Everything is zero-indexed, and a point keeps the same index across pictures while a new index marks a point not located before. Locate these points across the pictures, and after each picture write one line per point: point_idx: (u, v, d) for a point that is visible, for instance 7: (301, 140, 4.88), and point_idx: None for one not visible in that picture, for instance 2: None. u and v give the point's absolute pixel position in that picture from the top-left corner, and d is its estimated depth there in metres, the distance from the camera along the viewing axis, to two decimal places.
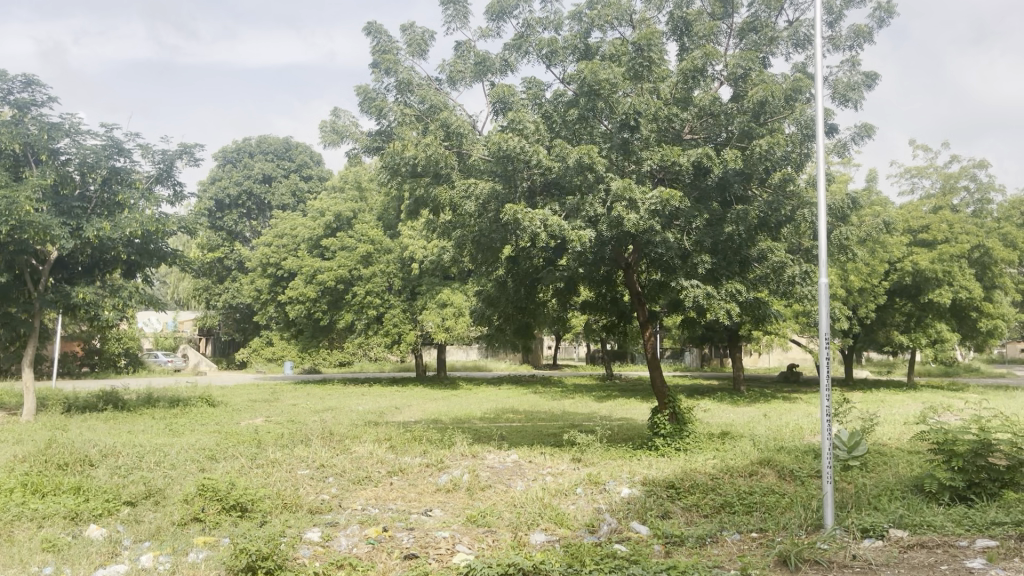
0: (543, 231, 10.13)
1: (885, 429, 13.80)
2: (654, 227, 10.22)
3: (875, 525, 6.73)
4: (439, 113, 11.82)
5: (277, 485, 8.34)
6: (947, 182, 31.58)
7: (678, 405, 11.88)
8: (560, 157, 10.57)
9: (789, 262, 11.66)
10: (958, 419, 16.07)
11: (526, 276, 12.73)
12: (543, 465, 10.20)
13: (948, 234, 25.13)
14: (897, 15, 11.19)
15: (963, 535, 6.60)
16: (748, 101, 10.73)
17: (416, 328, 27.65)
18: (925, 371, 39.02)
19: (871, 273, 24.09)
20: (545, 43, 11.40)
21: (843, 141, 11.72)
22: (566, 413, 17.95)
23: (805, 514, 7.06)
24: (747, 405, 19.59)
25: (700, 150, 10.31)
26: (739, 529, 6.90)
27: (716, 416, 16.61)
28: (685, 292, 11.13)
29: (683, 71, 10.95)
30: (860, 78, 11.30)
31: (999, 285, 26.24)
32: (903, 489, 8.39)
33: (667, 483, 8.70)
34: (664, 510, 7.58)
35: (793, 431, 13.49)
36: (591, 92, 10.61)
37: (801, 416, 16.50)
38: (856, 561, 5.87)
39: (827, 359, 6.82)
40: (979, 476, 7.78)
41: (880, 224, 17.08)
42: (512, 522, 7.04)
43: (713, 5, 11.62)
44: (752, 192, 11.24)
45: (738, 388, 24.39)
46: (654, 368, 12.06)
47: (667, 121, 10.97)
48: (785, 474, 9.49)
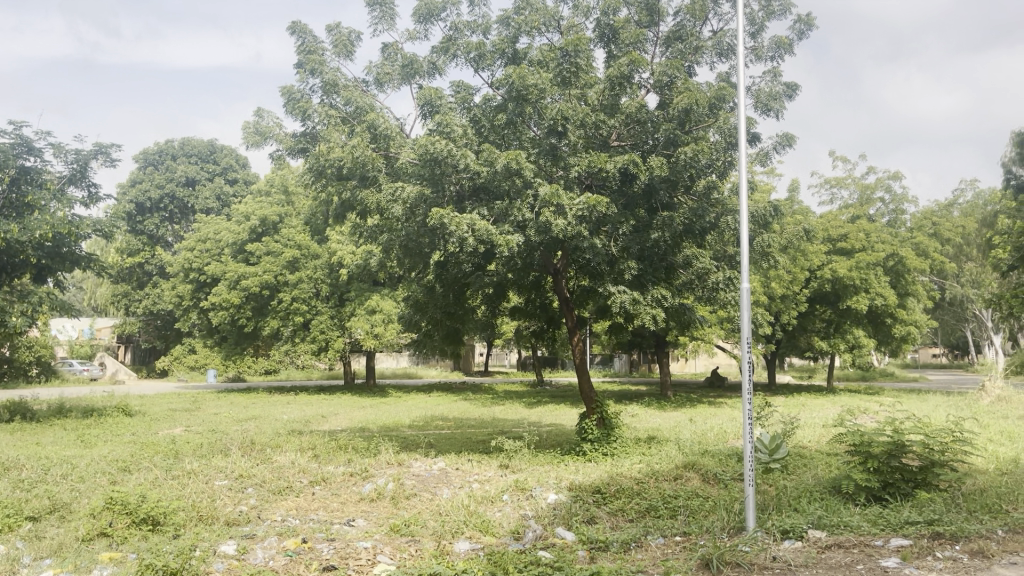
0: (470, 235, 9.99)
1: (805, 432, 14.14)
2: (581, 234, 10.25)
3: (794, 526, 6.85)
4: (366, 115, 11.60)
5: (191, 497, 8.01)
6: (864, 193, 32.69)
7: (605, 411, 11.94)
8: (488, 162, 10.49)
9: (712, 269, 11.87)
10: (875, 422, 16.57)
11: (455, 281, 12.53)
12: (470, 472, 10.09)
13: (865, 242, 25.99)
14: (816, 28, 11.50)
15: (878, 534, 6.75)
16: (673, 108, 10.90)
17: (344, 335, 27.06)
18: (844, 376, 40.20)
19: (793, 280, 24.64)
20: (472, 47, 11.41)
21: (764, 150, 11.98)
22: (496, 419, 17.86)
23: (727, 517, 7.12)
24: (673, 411, 19.79)
25: (626, 157, 10.36)
26: (663, 533, 6.91)
27: (643, 421, 16.77)
28: (612, 298, 11.08)
29: (610, 78, 10.95)
30: (781, 89, 11.58)
31: (911, 292, 27.27)
32: (822, 490, 8.57)
33: (593, 488, 8.68)
34: (590, 515, 7.56)
35: (716, 435, 13.71)
36: (519, 97, 10.67)
37: (725, 421, 16.74)
38: (776, 563, 5.93)
39: (748, 363, 6.87)
40: (894, 476, 8.04)
41: (801, 232, 17.54)
42: (436, 531, 6.91)
43: (639, 14, 11.78)
44: (677, 200, 11.43)
45: (665, 394, 24.62)
46: (582, 375, 12.06)
47: (594, 128, 10.98)
48: (708, 477, 9.62)
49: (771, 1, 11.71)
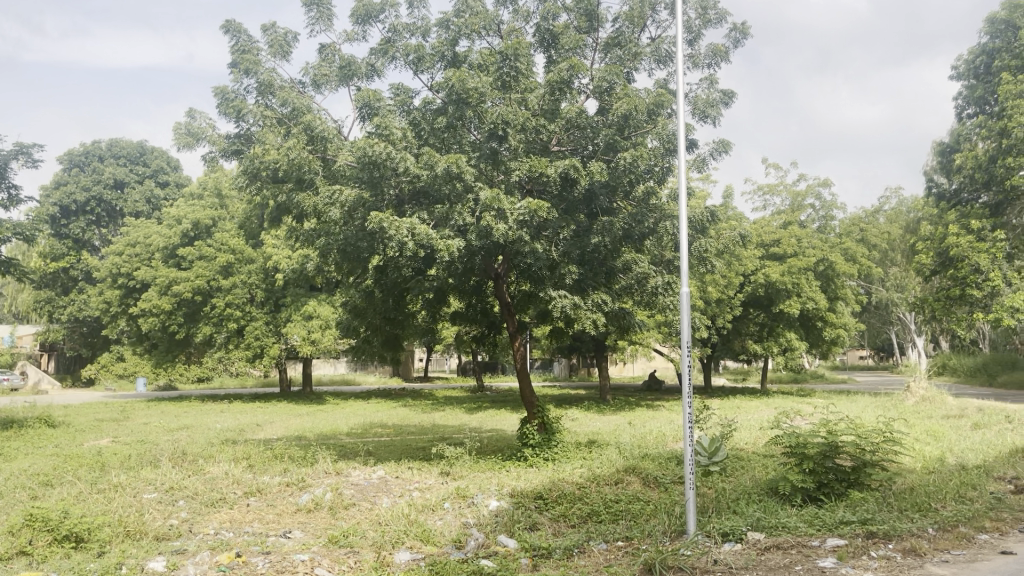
0: (410, 240, 9.85)
1: (741, 434, 14.38)
2: (522, 238, 10.20)
3: (734, 529, 6.90)
4: (302, 117, 11.31)
5: (118, 512, 7.69)
6: (796, 200, 33.49)
7: (546, 416, 11.93)
8: (428, 165, 10.35)
9: (651, 273, 11.95)
10: (808, 422, 16.93)
11: (395, 287, 12.35)
12: (410, 480, 9.94)
13: (796, 248, 26.64)
14: (751, 37, 11.71)
15: (814, 535, 6.86)
16: (613, 114, 10.97)
17: (279, 342, 26.49)
18: (776, 378, 41.15)
19: (728, 285, 25.06)
20: (412, 49, 11.30)
21: (701, 157, 12.14)
22: (435, 425, 17.70)
23: (668, 521, 7.16)
24: (612, 415, 19.89)
25: (567, 162, 10.37)
26: (606, 539, 6.90)
27: (583, 425, 16.82)
28: (552, 302, 11.09)
29: (549, 82, 10.97)
30: (717, 96, 11.76)
31: (841, 296, 28.03)
32: (759, 492, 8.67)
33: (535, 494, 8.63)
34: (532, 522, 7.51)
35: (655, 438, 13.84)
36: (460, 100, 10.62)
37: (663, 423, 16.93)
38: (717, 566, 5.96)
39: (688, 367, 6.90)
40: (827, 477, 8.19)
41: (736, 237, 17.81)
42: (375, 542, 6.77)
43: (578, 20, 11.82)
44: (616, 205, 11.51)
45: (604, 398, 24.72)
46: (523, 380, 12.02)
47: (534, 133, 10.96)
48: (649, 481, 9.67)
49: (708, 9, 11.88)
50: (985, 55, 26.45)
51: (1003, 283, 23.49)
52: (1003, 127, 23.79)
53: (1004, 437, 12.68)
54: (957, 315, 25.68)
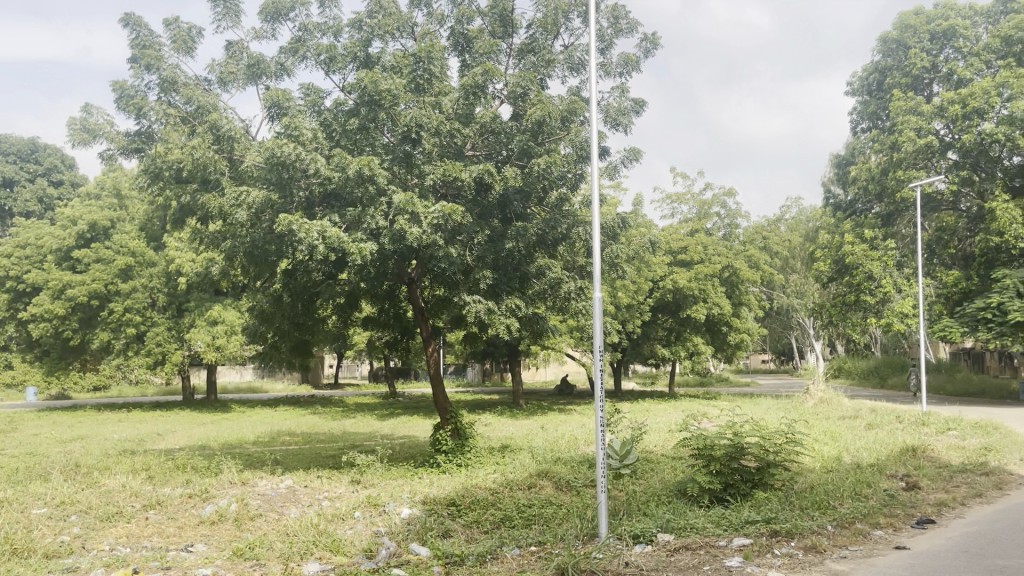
0: (321, 243, 9.64)
1: (650, 437, 14.64)
2: (436, 242, 10.13)
3: (645, 531, 6.99)
4: (207, 115, 10.96)
5: (3, 529, 7.23)
6: (702, 208, 34.45)
7: (459, 421, 11.86)
8: (339, 167, 10.18)
9: (564, 279, 12.10)
10: (714, 425, 17.37)
11: (304, 291, 12.07)
12: (319, 489, 9.71)
13: (703, 255, 27.41)
14: (660, 47, 11.99)
15: (721, 535, 7.02)
16: (526, 119, 11.05)
17: (182, 348, 25.53)
18: (683, 381, 42.18)
19: (638, 290, 25.55)
20: (323, 49, 11.08)
21: (613, 164, 12.34)
22: (346, 433, 17.39)
23: (581, 524, 7.21)
24: (524, 419, 19.96)
25: (481, 166, 10.38)
26: (519, 544, 6.89)
27: (496, 430, 16.79)
28: (467, 307, 11.03)
29: (463, 87, 10.92)
30: (629, 104, 11.97)
31: (744, 302, 28.92)
32: (668, 494, 8.82)
33: (448, 501, 8.55)
34: (445, 529, 7.43)
35: (567, 442, 13.94)
36: (372, 102, 10.52)
37: (575, 427, 17.09)
38: (628, 569, 6.02)
39: (600, 372, 6.94)
40: (734, 477, 8.39)
41: (646, 244, 18.19)
42: (283, 553, 6.57)
43: (492, 24, 11.84)
44: (530, 211, 11.57)
45: (518, 402, 24.75)
46: (436, 386, 11.92)
47: (448, 137, 10.88)
48: (562, 485, 9.72)
49: (619, 19, 12.09)
50: (878, 73, 27.89)
51: (893, 289, 24.73)
52: (893, 141, 25.09)
53: (895, 437, 13.29)
54: (852, 320, 26.84)
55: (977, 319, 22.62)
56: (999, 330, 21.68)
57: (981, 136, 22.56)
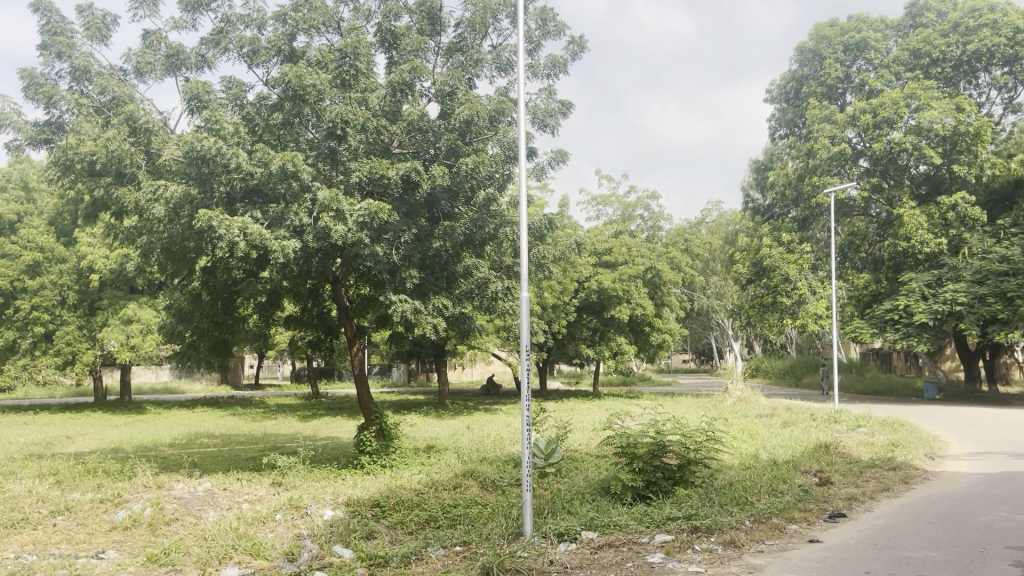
0: (242, 240, 9.41)
1: (575, 436, 14.78)
2: (361, 241, 10.00)
3: (568, 529, 7.06)
4: (123, 106, 10.61)
5: None
6: (627, 210, 35.01)
7: (384, 422, 11.74)
8: (262, 163, 9.98)
9: (491, 278, 12.10)
10: (637, 423, 17.67)
11: (224, 289, 11.75)
12: (239, 492, 9.47)
13: (627, 257, 27.86)
14: (588, 50, 12.10)
15: (644, 532, 7.14)
16: (454, 119, 11.01)
17: (94, 348, 24.59)
18: (607, 381, 42.79)
19: (563, 291, 25.75)
20: (247, 42, 10.80)
21: (540, 165, 12.41)
22: (267, 434, 17.02)
23: (505, 523, 7.23)
24: (450, 418, 19.89)
25: (409, 165, 10.31)
26: (444, 544, 6.86)
27: (422, 430, 16.68)
28: (393, 306, 10.92)
29: (390, 84, 10.85)
30: (556, 106, 12.05)
31: (666, 303, 29.50)
32: (592, 492, 8.92)
33: (372, 502, 8.46)
34: (369, 530, 7.35)
35: (493, 441, 13.96)
36: (296, 96, 10.34)
37: (500, 427, 17.14)
38: (553, 567, 6.06)
39: (526, 372, 6.96)
40: (656, 475, 8.53)
41: (572, 245, 18.38)
42: (200, 558, 6.39)
43: (420, 22, 11.75)
44: (458, 210, 11.54)
45: (444, 402, 24.65)
46: (361, 386, 11.78)
47: (374, 134, 10.74)
48: (487, 485, 9.72)
49: (547, 21, 12.17)
50: (795, 82, 28.80)
51: (808, 291, 25.61)
52: (809, 148, 25.94)
53: (809, 434, 13.76)
54: (769, 321, 27.66)
55: (885, 320, 23.61)
56: (906, 331, 22.67)
57: (891, 145, 23.53)
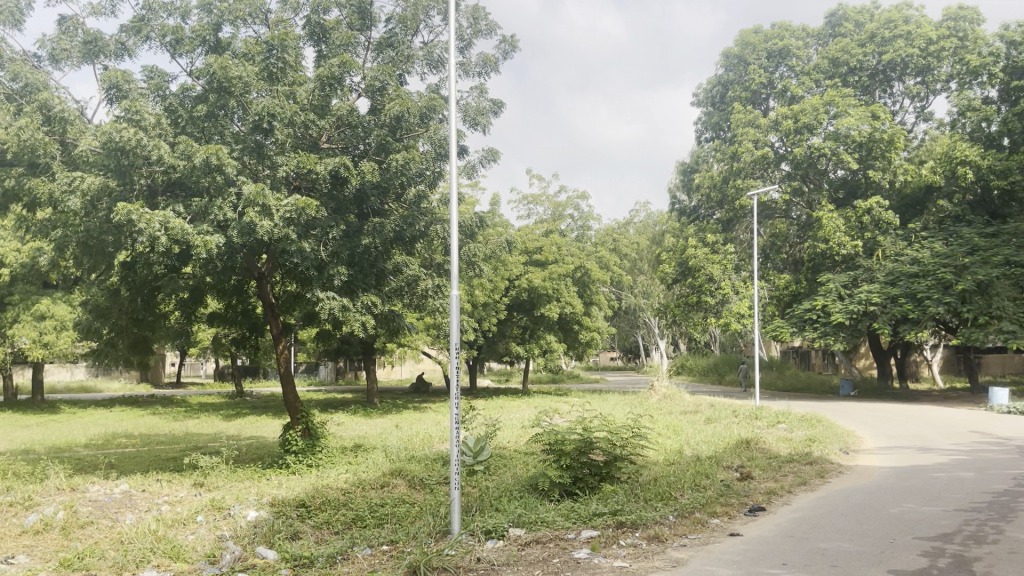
0: (163, 234, 9.15)
1: (503, 433, 14.85)
2: (288, 237, 9.85)
3: (496, 526, 7.08)
4: (37, 94, 10.23)
5: None
6: (557, 210, 35.28)
7: (311, 421, 11.57)
8: (185, 156, 9.73)
9: (421, 276, 12.05)
10: (565, 420, 17.84)
11: (144, 284, 11.40)
12: (159, 494, 9.22)
13: (556, 256, 28.09)
14: (519, 50, 12.16)
15: (570, 528, 7.22)
16: (384, 115, 10.95)
17: (4, 345, 23.54)
18: (536, 379, 43.05)
19: (494, 289, 25.75)
20: (169, 30, 10.48)
21: (471, 163, 12.42)
22: (189, 434, 16.59)
23: (433, 521, 7.22)
24: (379, 417, 19.71)
25: (338, 160, 10.20)
26: (370, 543, 6.81)
27: (349, 429, 16.51)
28: (320, 304, 10.77)
29: (319, 77, 10.72)
30: (487, 105, 12.07)
31: (595, 301, 29.84)
32: (520, 488, 8.97)
33: (297, 502, 8.33)
34: (294, 531, 7.24)
35: (422, 440, 13.92)
36: (221, 88, 10.13)
37: (429, 425, 17.08)
38: (480, 564, 6.08)
39: (456, 369, 6.95)
40: (582, 471, 8.63)
41: (503, 243, 18.42)
42: (117, 562, 6.19)
43: (350, 17, 11.64)
44: (387, 207, 11.44)
45: (371, 401, 24.41)
46: (287, 384, 11.58)
47: (302, 128, 10.59)
48: (415, 484, 9.68)
49: (479, 20, 12.18)
50: (720, 86, 29.47)
51: (731, 291, 26.29)
52: (734, 152, 26.56)
53: (731, 430, 14.13)
54: (694, 319, 28.25)
55: (804, 320, 24.41)
56: (823, 330, 23.46)
57: (810, 150, 24.30)
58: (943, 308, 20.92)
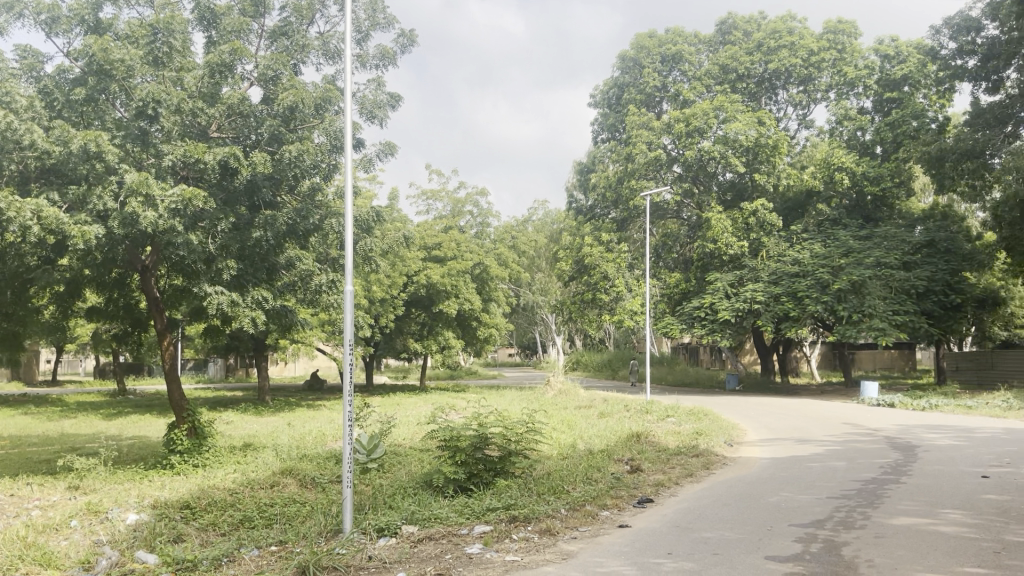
0: (35, 223, 8.66)
1: (399, 430, 14.74)
2: (173, 229, 9.48)
3: (389, 523, 7.02)
4: None
5: None
6: (456, 206, 35.24)
7: (197, 419, 11.17)
8: (61, 141, 9.22)
9: (315, 270, 11.92)
10: (462, 416, 17.90)
11: (15, 277, 10.74)
12: (29, 498, 8.71)
13: (455, 252, 28.03)
14: (417, 44, 12.08)
15: (463, 523, 7.24)
16: (277, 105, 10.66)
17: None
18: (434, 375, 42.93)
19: (391, 284, 25.46)
20: (44, 8, 9.87)
21: (368, 157, 12.26)
22: (64, 434, 15.73)
23: (323, 520, 7.11)
24: (271, 416, 19.20)
25: (228, 150, 9.89)
26: (258, 545, 6.64)
27: (239, 428, 16.01)
28: (208, 298, 10.56)
29: (208, 64, 10.37)
30: (385, 98, 11.95)
31: (493, 298, 29.91)
32: (414, 485, 8.93)
33: (181, 504, 8.04)
34: (177, 534, 6.99)
35: (315, 438, 13.66)
36: (102, 71, 9.64)
37: (323, 423, 16.78)
38: (372, 562, 6.01)
39: (350, 366, 6.85)
40: (477, 467, 8.67)
41: (400, 238, 18.26)
42: None
43: (242, 3, 11.29)
44: (280, 199, 11.16)
45: (263, 399, 23.74)
46: (171, 382, 11.14)
47: (190, 116, 10.21)
48: (307, 483, 9.49)
49: (377, 12, 12.03)
50: (616, 88, 30.10)
51: (625, 289, 26.90)
52: (628, 153, 27.13)
53: (622, 424, 14.48)
54: (589, 316, 28.71)
55: (693, 317, 25.21)
56: (711, 327, 24.27)
57: (700, 153, 25.12)
58: (821, 307, 22.06)
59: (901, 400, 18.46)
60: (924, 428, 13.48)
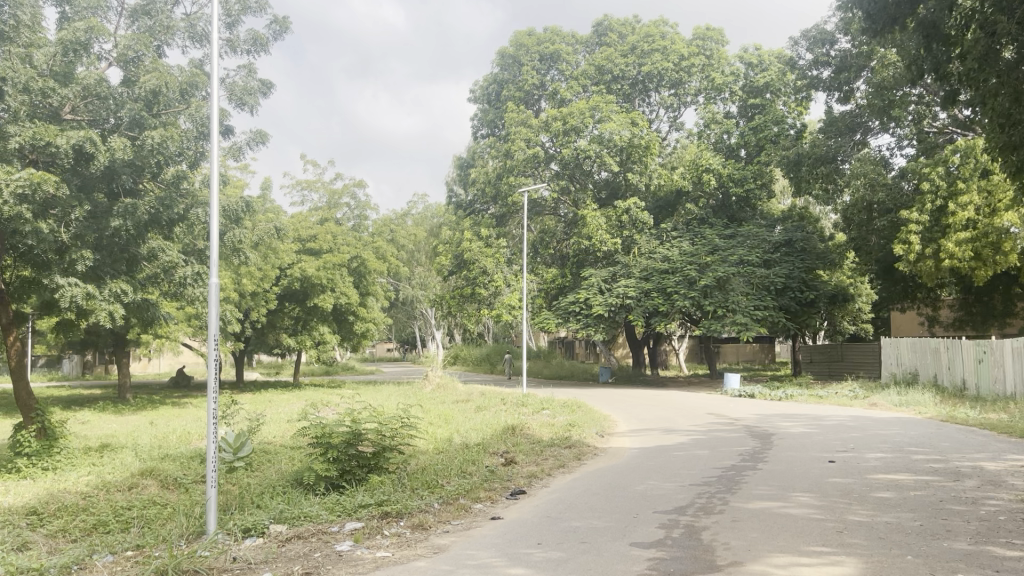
0: None
1: (269, 428, 14.32)
2: (21, 215, 8.88)
3: (256, 523, 6.81)
4: None
5: None
6: (332, 198, 34.52)
7: (47, 420, 10.50)
8: None
9: (178, 263, 11.76)
10: (336, 412, 17.59)
11: None
12: None
13: (332, 244, 27.43)
14: (290, 31, 11.79)
15: (334, 521, 7.10)
16: (139, 87, 10.38)
17: None
18: (309, 371, 41.94)
19: (264, 278, 24.63)
20: None
21: (238, 145, 11.86)
22: None
23: (185, 522, 6.82)
24: (131, 415, 18.22)
25: (83, 134, 9.35)
26: (112, 550, 6.28)
27: (95, 428, 15.13)
28: (60, 291, 10.07)
29: (61, 41, 9.66)
30: (255, 84, 11.73)
31: (371, 291, 29.07)
32: (284, 484, 8.68)
33: (26, 510, 7.51)
34: (21, 542, 6.52)
35: (179, 437, 13.10)
36: None
37: (189, 421, 16.11)
38: (235, 564, 5.82)
39: (215, 362, 6.57)
40: (350, 464, 8.53)
41: (272, 230, 17.72)
42: None
43: None
44: (141, 186, 10.72)
45: (125, 398, 22.50)
46: (17, 381, 10.41)
47: (40, 97, 9.51)
48: (168, 484, 9.07)
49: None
50: (496, 84, 30.27)
51: (503, 284, 27.15)
52: (507, 149, 27.32)
53: (497, 418, 14.61)
54: (467, 311, 28.64)
55: (568, 313, 25.64)
56: (586, 322, 24.72)
57: (576, 151, 25.63)
58: (689, 302, 23.10)
59: (761, 391, 19.50)
60: (779, 417, 14.29)
